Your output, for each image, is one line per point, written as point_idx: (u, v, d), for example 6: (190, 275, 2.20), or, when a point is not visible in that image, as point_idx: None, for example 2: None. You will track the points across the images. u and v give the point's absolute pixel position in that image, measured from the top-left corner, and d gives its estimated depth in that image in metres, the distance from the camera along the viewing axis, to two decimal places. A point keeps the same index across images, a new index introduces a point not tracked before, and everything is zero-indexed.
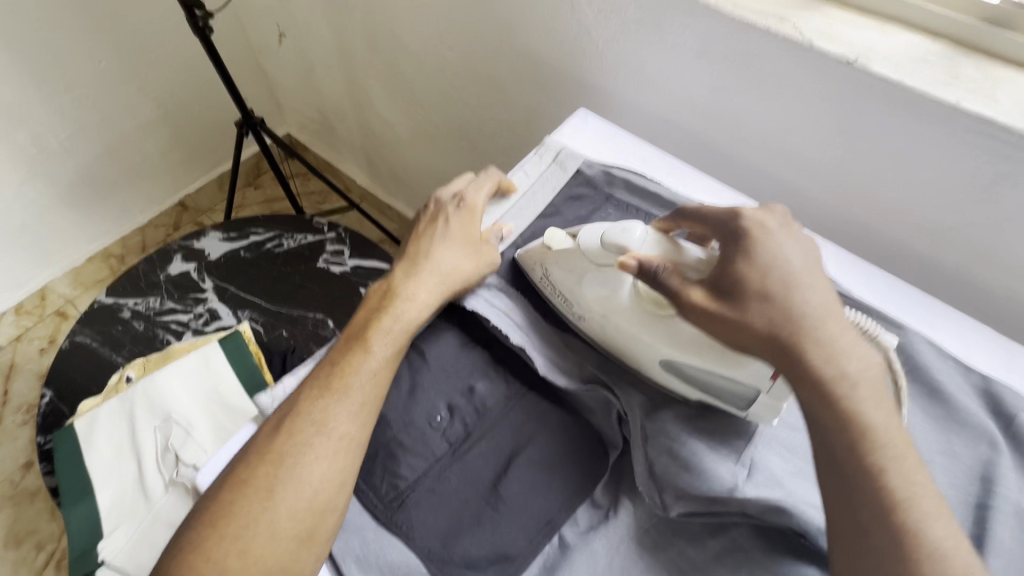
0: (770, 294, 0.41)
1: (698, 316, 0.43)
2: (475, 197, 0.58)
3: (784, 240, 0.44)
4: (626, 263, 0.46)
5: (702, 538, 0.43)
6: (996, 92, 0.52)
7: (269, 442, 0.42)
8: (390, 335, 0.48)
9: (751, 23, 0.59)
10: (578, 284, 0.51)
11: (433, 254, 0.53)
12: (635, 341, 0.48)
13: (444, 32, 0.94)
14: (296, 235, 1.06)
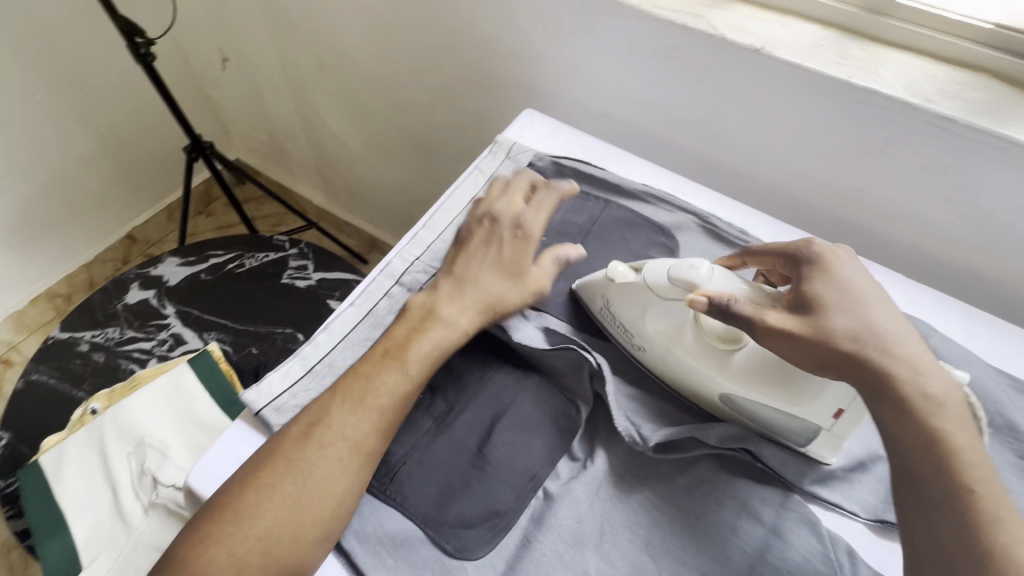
0: (849, 309, 0.43)
1: (777, 340, 0.43)
2: (533, 222, 0.56)
3: (850, 265, 0.47)
4: (697, 302, 0.45)
5: (672, 477, 0.48)
6: (880, 68, 0.61)
7: (297, 451, 0.44)
8: (429, 355, 0.49)
9: (669, 20, 0.66)
10: (643, 317, 0.52)
11: (477, 273, 0.53)
12: (697, 372, 0.50)
13: (391, 47, 0.98)
14: (257, 254, 1.06)
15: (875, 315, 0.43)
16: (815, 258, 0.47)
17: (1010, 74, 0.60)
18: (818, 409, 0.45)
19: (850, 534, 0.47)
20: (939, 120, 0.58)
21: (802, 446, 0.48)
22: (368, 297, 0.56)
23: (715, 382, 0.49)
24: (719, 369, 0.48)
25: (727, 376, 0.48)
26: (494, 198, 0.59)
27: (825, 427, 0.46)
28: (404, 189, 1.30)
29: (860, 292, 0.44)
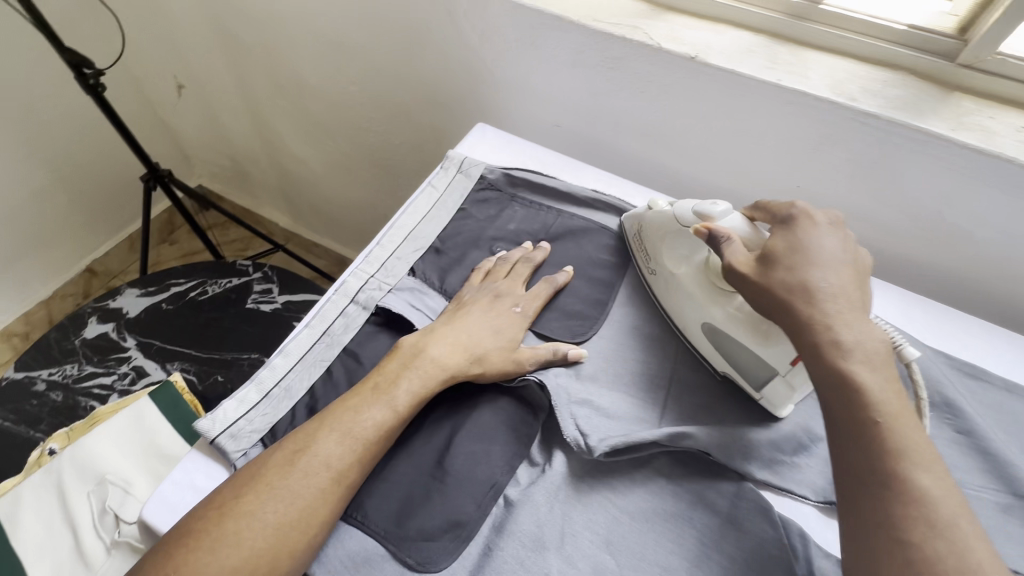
0: (795, 267, 0.46)
1: (734, 277, 0.49)
2: (530, 306, 0.58)
3: (824, 234, 0.49)
4: (698, 230, 0.52)
5: (630, 476, 0.49)
6: (807, 71, 0.64)
7: (278, 478, 0.44)
8: (419, 394, 0.49)
9: (608, 33, 0.68)
10: (663, 243, 0.59)
11: (469, 322, 0.55)
12: (688, 301, 0.56)
13: (345, 67, 0.98)
14: (220, 280, 1.05)
15: (816, 273, 0.46)
16: (795, 221, 0.51)
17: (927, 71, 0.64)
18: (778, 355, 0.49)
19: (801, 517, 0.49)
20: (864, 117, 0.61)
21: (759, 393, 0.52)
22: (324, 317, 0.56)
23: (698, 311, 0.55)
24: (704, 301, 0.54)
25: (711, 306, 0.53)
26: (497, 274, 0.60)
27: (782, 373, 0.49)
28: (370, 207, 1.30)
29: (817, 254, 0.47)
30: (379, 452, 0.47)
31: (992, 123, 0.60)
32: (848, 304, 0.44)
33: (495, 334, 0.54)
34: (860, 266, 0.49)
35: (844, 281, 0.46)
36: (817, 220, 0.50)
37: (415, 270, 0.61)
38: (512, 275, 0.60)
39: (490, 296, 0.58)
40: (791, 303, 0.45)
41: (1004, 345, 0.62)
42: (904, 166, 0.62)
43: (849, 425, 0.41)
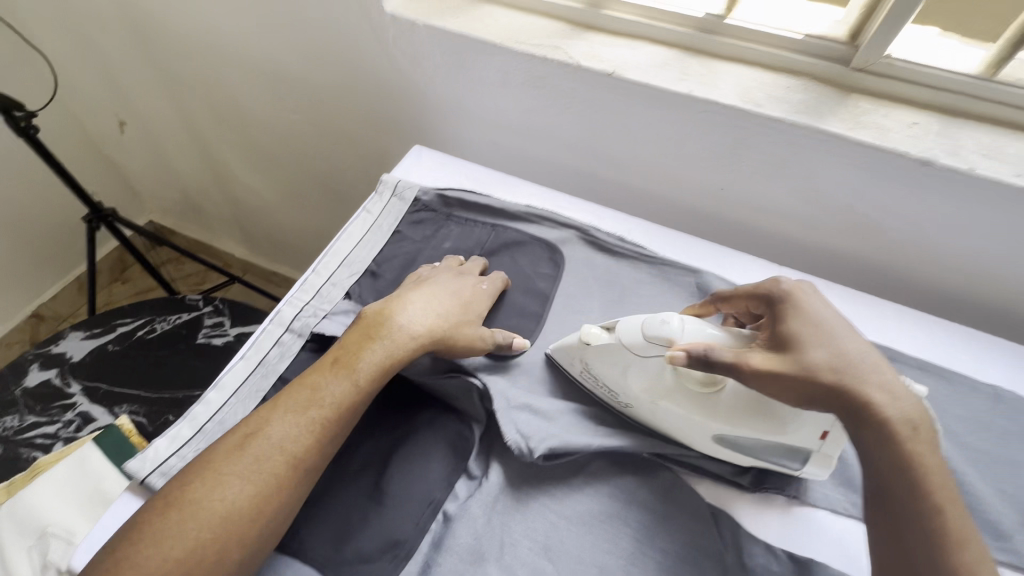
0: (823, 344, 0.44)
1: (769, 379, 0.44)
2: (489, 289, 0.61)
3: (816, 300, 0.48)
4: (675, 356, 0.45)
5: (569, 481, 0.50)
6: (717, 81, 0.68)
7: (229, 463, 0.44)
8: (377, 371, 0.50)
9: (530, 53, 0.71)
10: (625, 372, 0.51)
11: (429, 296, 0.57)
12: (688, 419, 0.49)
13: (285, 97, 0.99)
14: (169, 317, 1.04)
15: (846, 346, 0.44)
16: (784, 296, 0.48)
17: (825, 75, 0.69)
18: (805, 435, 0.46)
19: (734, 508, 0.51)
20: (772, 122, 0.65)
21: (797, 468, 0.49)
22: (259, 347, 0.56)
23: (702, 426, 0.48)
24: (710, 410, 0.48)
25: (719, 416, 0.47)
26: (455, 262, 0.63)
27: (815, 449, 0.47)
28: (324, 233, 1.30)
29: (830, 328, 0.45)
30: (337, 433, 0.47)
31: (887, 121, 0.64)
32: (886, 373, 0.43)
33: (460, 309, 0.57)
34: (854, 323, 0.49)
35: (868, 347, 0.45)
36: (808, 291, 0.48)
37: (351, 294, 0.62)
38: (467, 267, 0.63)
39: (450, 278, 0.60)
40: (843, 391, 0.42)
41: (919, 328, 0.66)
42: (812, 164, 0.67)
43: None
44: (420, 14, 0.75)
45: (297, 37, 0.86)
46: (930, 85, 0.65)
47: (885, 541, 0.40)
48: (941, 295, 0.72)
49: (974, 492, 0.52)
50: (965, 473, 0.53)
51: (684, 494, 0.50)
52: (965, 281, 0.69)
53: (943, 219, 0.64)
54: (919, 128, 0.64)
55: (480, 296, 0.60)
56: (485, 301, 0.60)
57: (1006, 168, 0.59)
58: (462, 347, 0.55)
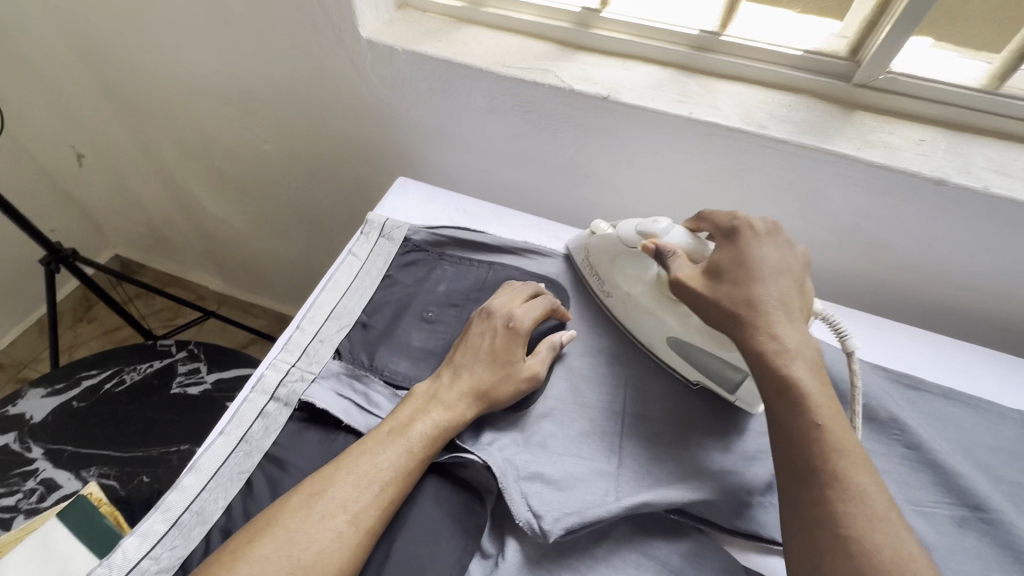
0: (743, 281, 0.46)
1: (684, 293, 0.49)
2: (526, 319, 0.55)
3: (765, 244, 0.49)
4: (646, 246, 0.53)
5: (591, 552, 0.46)
6: (716, 101, 0.65)
7: (292, 520, 0.42)
8: (430, 435, 0.48)
9: (519, 78, 0.67)
10: (613, 265, 0.59)
11: (471, 351, 0.53)
12: (648, 318, 0.56)
13: (257, 126, 0.93)
14: (139, 366, 0.97)
15: (769, 286, 0.46)
16: (738, 233, 0.50)
17: (827, 92, 0.66)
18: (739, 359, 0.50)
19: (770, 568, 0.47)
20: (777, 144, 0.62)
21: (731, 394, 0.53)
22: (240, 421, 0.50)
23: (660, 326, 0.55)
24: (666, 318, 0.54)
25: (675, 323, 0.54)
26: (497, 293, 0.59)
27: (750, 374, 0.50)
28: (303, 263, 1.24)
29: (758, 266, 0.47)
30: (397, 498, 0.45)
31: (894, 139, 0.62)
32: (786, 314, 0.45)
33: (496, 362, 0.52)
34: (801, 275, 0.49)
35: (784, 291, 0.46)
36: (755, 231, 0.50)
37: (341, 351, 0.56)
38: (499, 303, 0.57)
39: (484, 325, 0.55)
40: (736, 314, 0.45)
41: (934, 349, 0.63)
42: (820, 184, 0.64)
43: (808, 481, 0.39)
44: (398, 39, 0.71)
45: (265, 63, 0.81)
46: (935, 99, 0.63)
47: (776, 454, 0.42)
48: (953, 312, 0.70)
49: (1017, 532, 0.48)
50: (1006, 512, 0.49)
51: (715, 557, 0.46)
52: (976, 298, 0.67)
53: (954, 237, 0.62)
54: (927, 145, 0.61)
55: (519, 345, 0.54)
56: (519, 347, 0.54)
57: (1020, 184, 0.57)
58: (500, 403, 0.51)
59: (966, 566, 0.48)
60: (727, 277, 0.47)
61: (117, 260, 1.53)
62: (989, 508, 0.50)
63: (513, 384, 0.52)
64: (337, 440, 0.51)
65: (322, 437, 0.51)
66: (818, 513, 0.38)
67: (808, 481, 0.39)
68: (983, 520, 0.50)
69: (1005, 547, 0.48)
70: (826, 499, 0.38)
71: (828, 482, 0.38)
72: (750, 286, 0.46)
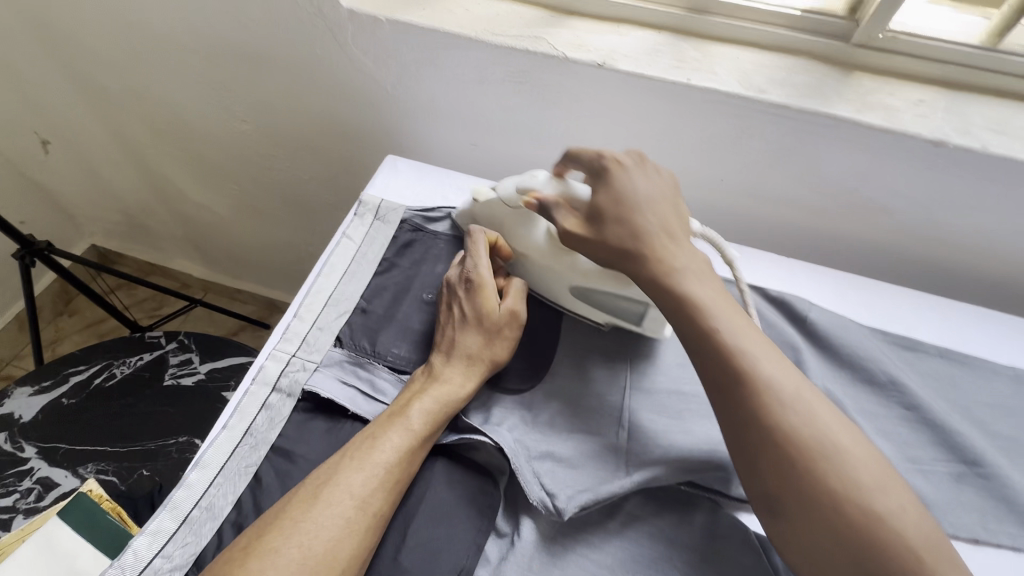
0: (622, 219, 0.48)
1: (575, 243, 0.50)
2: (484, 272, 0.54)
3: (636, 176, 0.50)
4: (529, 203, 0.53)
5: (605, 525, 0.47)
6: (714, 66, 0.63)
7: (306, 513, 0.41)
8: (428, 408, 0.47)
9: (510, 46, 0.64)
10: (503, 228, 0.58)
11: (456, 321, 0.53)
12: (547, 273, 0.56)
13: (233, 105, 0.89)
14: (129, 359, 0.95)
15: (645, 217, 0.48)
16: (609, 169, 0.50)
17: (825, 54, 0.64)
18: (637, 293, 0.51)
19: None
20: (776, 109, 0.60)
21: (639, 326, 0.55)
22: (242, 414, 0.49)
23: (561, 280, 0.55)
24: (564, 269, 0.54)
25: (575, 275, 0.54)
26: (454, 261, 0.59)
27: (648, 304, 0.52)
28: (288, 247, 1.20)
29: (635, 200, 0.48)
30: (404, 479, 0.45)
31: (894, 100, 0.61)
32: (670, 239, 0.48)
33: (482, 326, 0.52)
34: (673, 196, 0.50)
35: (662, 217, 0.48)
36: (618, 165, 0.50)
37: (342, 338, 0.55)
38: (467, 267, 0.55)
39: (460, 293, 0.54)
40: (627, 251, 0.47)
41: (931, 310, 0.64)
42: (818, 148, 0.63)
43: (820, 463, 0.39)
44: (381, 8, 0.67)
45: (239, 36, 0.76)
46: (934, 58, 0.62)
47: (744, 437, 0.41)
48: (947, 272, 0.70)
49: (1010, 484, 0.50)
50: (1000, 465, 0.51)
51: (728, 525, 0.46)
52: (969, 258, 0.68)
53: (950, 199, 0.62)
54: (926, 105, 0.61)
55: (495, 303, 0.53)
56: (498, 306, 0.53)
57: (1017, 143, 0.57)
58: (494, 360, 0.52)
59: (965, 519, 0.49)
60: (610, 216, 0.48)
61: (94, 251, 1.46)
62: (984, 463, 0.52)
63: (502, 341, 0.53)
64: (343, 429, 0.50)
65: (329, 429, 0.50)
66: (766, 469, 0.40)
67: (755, 440, 0.40)
68: (980, 474, 0.51)
69: (999, 499, 0.50)
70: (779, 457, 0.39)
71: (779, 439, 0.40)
72: (628, 222, 0.48)
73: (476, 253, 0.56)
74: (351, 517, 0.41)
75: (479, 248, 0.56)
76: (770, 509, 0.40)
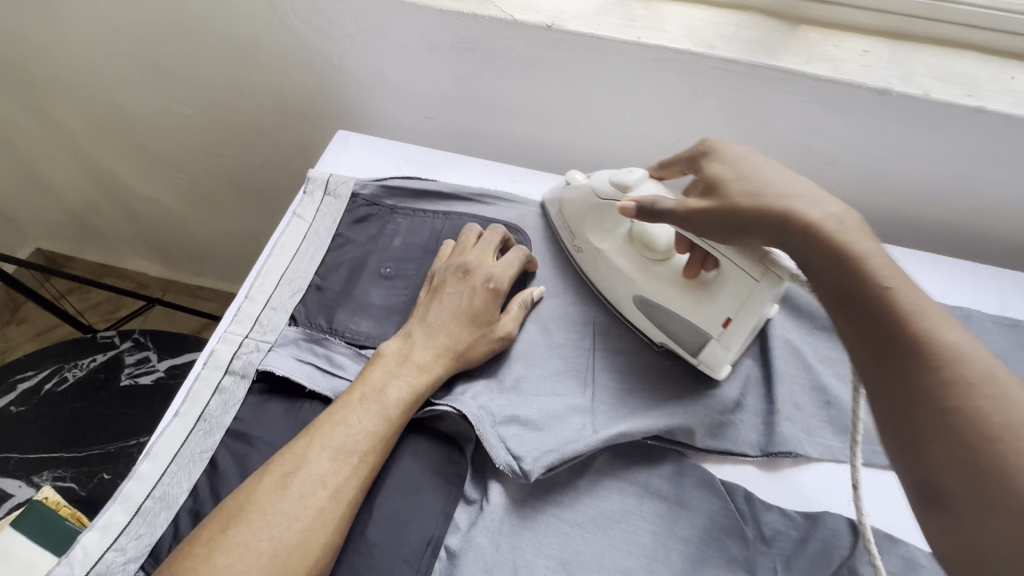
0: (745, 181, 0.44)
1: (698, 220, 0.45)
2: (505, 277, 0.54)
3: (745, 152, 0.48)
4: (626, 205, 0.49)
5: (575, 484, 0.46)
6: (663, 24, 0.63)
7: (265, 494, 0.40)
8: (407, 398, 0.46)
9: (456, 10, 0.62)
10: (586, 220, 0.57)
11: (447, 310, 0.51)
12: (620, 279, 0.54)
13: (172, 87, 0.84)
14: (81, 362, 0.90)
15: (768, 176, 0.44)
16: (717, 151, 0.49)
17: (770, 8, 0.65)
18: (713, 319, 0.49)
19: (745, 478, 0.48)
20: (725, 64, 0.60)
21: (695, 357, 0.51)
22: (195, 400, 0.47)
23: (633, 284, 0.53)
24: (638, 276, 0.53)
25: (650, 283, 0.52)
26: (443, 255, 0.57)
27: (717, 336, 0.49)
28: (246, 238, 1.16)
29: (750, 164, 0.46)
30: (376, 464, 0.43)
31: (840, 52, 0.61)
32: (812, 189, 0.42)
33: (470, 320, 0.51)
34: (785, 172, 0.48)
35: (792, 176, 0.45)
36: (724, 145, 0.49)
37: (297, 317, 0.53)
38: (471, 262, 0.54)
39: (456, 282, 0.53)
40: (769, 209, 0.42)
41: None
42: (770, 103, 0.63)
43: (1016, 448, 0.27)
44: None
45: (172, 11, 0.72)
46: (877, 10, 0.63)
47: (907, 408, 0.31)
48: (902, 222, 0.72)
49: None
50: None
51: (695, 475, 0.47)
52: (916, 206, 0.70)
53: (898, 147, 0.64)
54: (870, 55, 0.61)
55: (489, 302, 0.52)
56: (491, 305, 0.52)
57: (957, 89, 0.59)
58: (477, 357, 0.50)
59: None
60: (739, 183, 0.45)
61: (39, 255, 1.37)
62: None
63: (489, 340, 0.51)
64: (302, 409, 0.48)
65: (288, 410, 0.48)
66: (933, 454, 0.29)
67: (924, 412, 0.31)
68: None
69: None
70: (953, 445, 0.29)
71: (956, 423, 0.29)
72: (754, 183, 0.44)
73: (483, 252, 0.55)
74: (322, 504, 0.40)
75: (489, 247, 0.56)
76: (933, 502, 0.29)
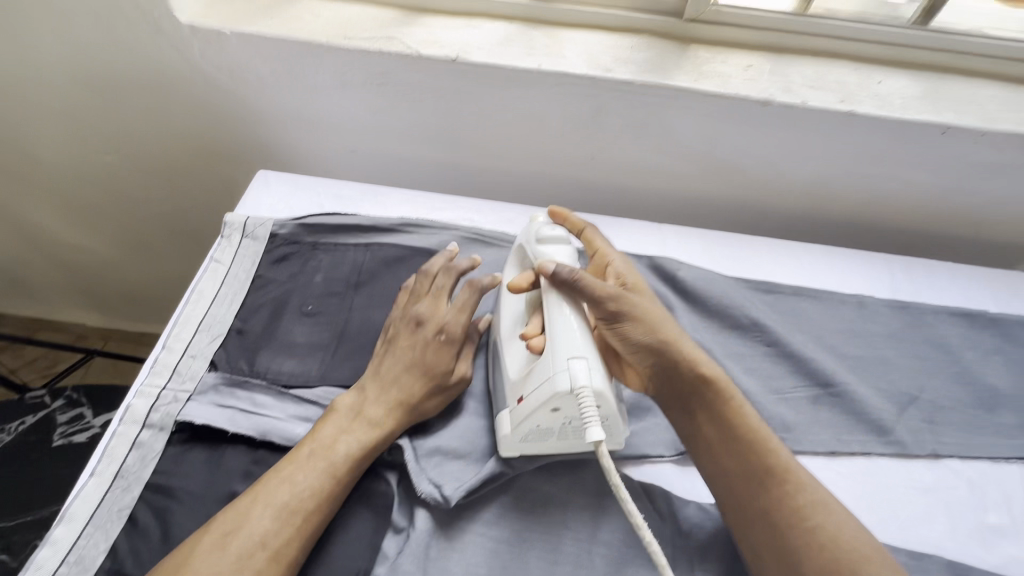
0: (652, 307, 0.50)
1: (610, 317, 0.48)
2: (457, 326, 0.53)
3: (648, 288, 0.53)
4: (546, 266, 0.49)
5: (500, 501, 0.48)
6: (563, 50, 0.66)
7: (187, 555, 0.39)
8: (356, 453, 0.46)
9: (363, 49, 0.64)
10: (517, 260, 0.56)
11: (403, 361, 0.51)
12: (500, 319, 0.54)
13: (88, 135, 0.83)
14: (8, 426, 0.86)
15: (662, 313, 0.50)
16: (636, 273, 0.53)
17: (661, 30, 0.69)
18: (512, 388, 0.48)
19: (663, 478, 0.51)
20: (622, 86, 0.64)
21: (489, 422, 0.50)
22: (111, 458, 0.47)
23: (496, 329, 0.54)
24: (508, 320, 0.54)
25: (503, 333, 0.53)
26: (400, 302, 0.56)
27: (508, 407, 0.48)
28: (183, 280, 1.14)
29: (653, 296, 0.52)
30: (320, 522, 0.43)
31: (726, 68, 0.66)
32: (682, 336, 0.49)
33: (424, 371, 0.50)
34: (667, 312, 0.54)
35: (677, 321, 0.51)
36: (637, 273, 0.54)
37: (217, 362, 0.53)
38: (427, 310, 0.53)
39: (410, 332, 0.52)
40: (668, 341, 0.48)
41: (788, 255, 0.70)
42: (669, 119, 0.67)
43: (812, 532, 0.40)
44: (226, 21, 0.66)
45: (79, 60, 0.72)
46: (756, 27, 0.68)
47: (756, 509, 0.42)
48: (805, 218, 0.77)
49: (857, 397, 0.57)
50: (848, 382, 0.58)
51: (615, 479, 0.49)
52: (813, 203, 0.75)
53: (788, 151, 0.69)
54: (754, 69, 0.66)
55: (445, 353, 0.52)
56: (446, 354, 0.52)
57: (831, 95, 0.64)
58: (431, 408, 0.50)
59: (821, 435, 0.55)
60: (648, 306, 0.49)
61: None
62: (836, 384, 0.58)
63: (444, 391, 0.51)
64: (224, 455, 0.48)
65: (211, 458, 0.48)
66: (795, 561, 0.40)
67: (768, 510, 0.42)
68: (832, 394, 0.57)
69: (851, 412, 0.56)
70: (807, 550, 0.40)
71: (786, 516, 0.41)
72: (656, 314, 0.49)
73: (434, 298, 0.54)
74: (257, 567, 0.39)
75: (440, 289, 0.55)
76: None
